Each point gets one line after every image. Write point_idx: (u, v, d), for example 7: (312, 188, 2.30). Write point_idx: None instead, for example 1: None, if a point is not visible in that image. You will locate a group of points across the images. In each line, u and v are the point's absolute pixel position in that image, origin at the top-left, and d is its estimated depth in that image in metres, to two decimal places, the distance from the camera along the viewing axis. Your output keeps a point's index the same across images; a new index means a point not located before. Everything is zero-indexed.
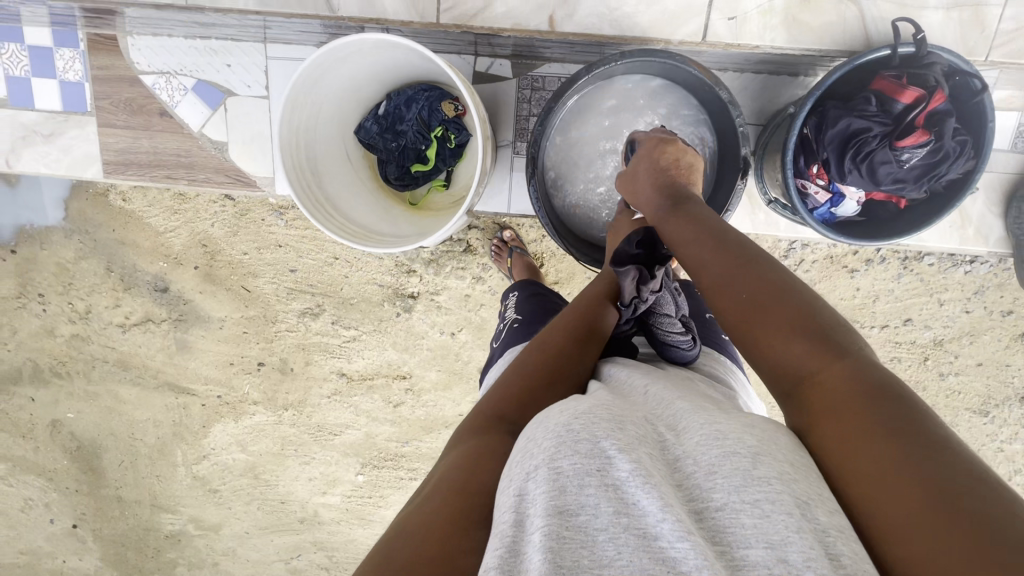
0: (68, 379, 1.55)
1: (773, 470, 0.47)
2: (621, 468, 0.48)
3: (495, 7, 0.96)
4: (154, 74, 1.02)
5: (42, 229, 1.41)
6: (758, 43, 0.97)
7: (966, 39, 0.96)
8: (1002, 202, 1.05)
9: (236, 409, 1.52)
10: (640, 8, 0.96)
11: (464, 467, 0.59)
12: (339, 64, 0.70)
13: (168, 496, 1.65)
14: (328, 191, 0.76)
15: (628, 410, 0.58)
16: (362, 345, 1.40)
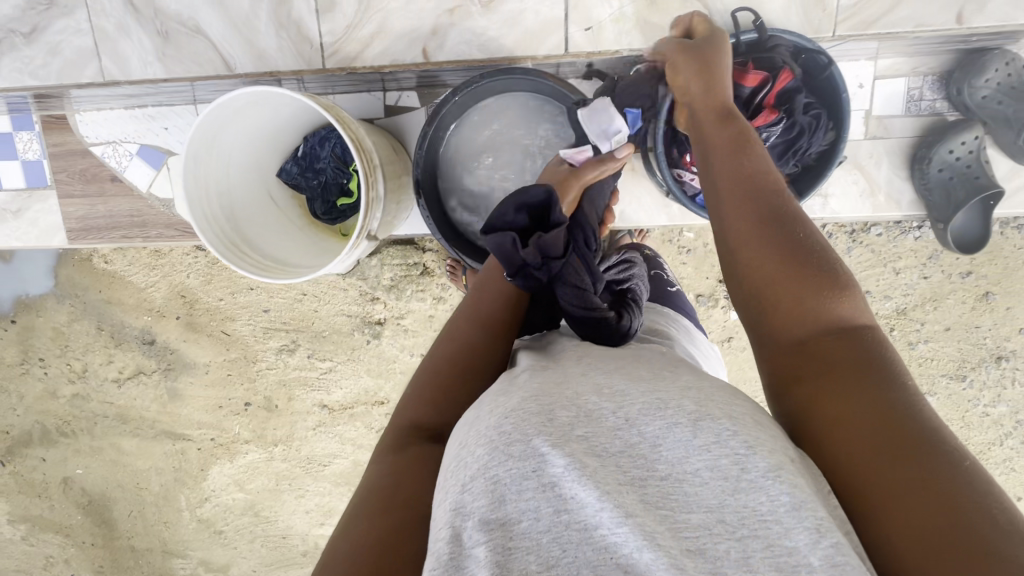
0: (73, 436, 1.63)
1: (715, 433, 0.47)
2: (553, 466, 0.45)
3: (373, 47, 1.05)
4: (102, 145, 1.11)
5: (36, 297, 1.51)
6: (617, 48, 1.03)
7: (811, 20, 1.00)
8: (905, 166, 1.04)
9: (230, 449, 1.58)
10: (503, 31, 1.03)
11: (386, 487, 0.60)
12: (237, 118, 0.75)
13: (176, 541, 1.70)
14: (249, 235, 0.81)
15: (560, 386, 0.54)
16: (339, 375, 1.46)
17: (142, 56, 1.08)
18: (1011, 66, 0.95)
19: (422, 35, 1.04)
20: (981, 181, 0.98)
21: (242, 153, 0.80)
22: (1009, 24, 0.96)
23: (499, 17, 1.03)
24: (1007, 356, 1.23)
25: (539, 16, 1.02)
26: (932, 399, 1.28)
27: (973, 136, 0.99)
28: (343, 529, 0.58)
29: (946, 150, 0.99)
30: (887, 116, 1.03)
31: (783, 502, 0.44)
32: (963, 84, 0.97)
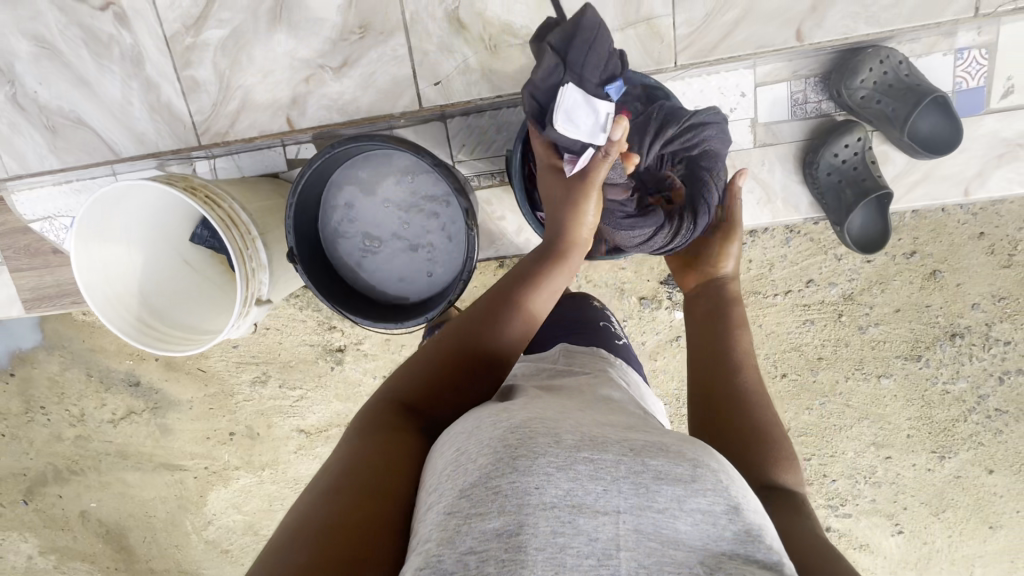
0: (83, 473, 1.75)
1: (711, 480, 0.51)
2: (557, 489, 0.48)
3: (242, 120, 1.12)
4: (40, 220, 1.19)
5: (29, 350, 1.62)
6: (469, 99, 1.08)
7: (651, 51, 1.04)
8: (799, 169, 1.08)
9: (223, 475, 1.67)
10: (360, 94, 1.09)
11: (357, 466, 0.57)
12: (121, 203, 0.85)
13: (190, 561, 1.82)
14: (156, 303, 0.93)
15: (560, 419, 0.57)
16: (311, 401, 1.52)
17: (37, 151, 1.16)
18: (887, 64, 0.99)
19: (283, 105, 1.10)
20: (867, 183, 1.02)
21: (141, 231, 0.90)
22: (852, 36, 1.00)
23: (352, 80, 1.09)
24: (962, 332, 1.21)
25: (389, 74, 1.08)
26: (890, 380, 1.26)
27: (857, 136, 1.03)
28: (301, 507, 0.54)
29: (832, 153, 1.03)
30: (775, 122, 1.07)
31: (765, 561, 0.48)
32: (841, 86, 1.01)
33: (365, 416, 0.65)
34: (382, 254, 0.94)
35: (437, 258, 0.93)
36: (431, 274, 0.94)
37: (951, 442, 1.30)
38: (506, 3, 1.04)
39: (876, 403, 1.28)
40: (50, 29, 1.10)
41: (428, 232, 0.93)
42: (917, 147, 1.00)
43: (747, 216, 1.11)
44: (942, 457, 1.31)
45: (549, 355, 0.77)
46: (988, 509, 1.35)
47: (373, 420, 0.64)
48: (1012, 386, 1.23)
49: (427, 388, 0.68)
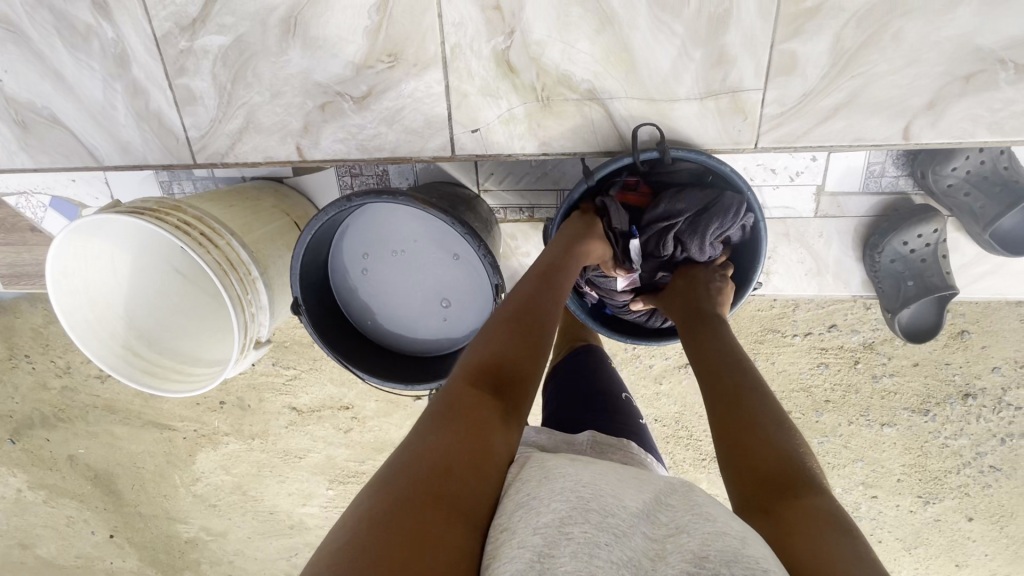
0: (70, 422, 1.74)
1: (761, 549, 0.45)
2: (625, 550, 0.45)
3: (246, 141, 1.01)
4: (14, 195, 1.14)
5: (12, 299, 1.58)
6: (510, 151, 0.98)
7: (729, 128, 0.94)
8: (858, 248, 1.08)
9: (212, 439, 1.67)
10: (384, 128, 0.98)
11: (443, 455, 0.53)
12: (103, 223, 0.83)
13: (178, 510, 1.87)
14: (142, 328, 0.90)
15: (620, 479, 0.56)
16: (304, 382, 1.50)
17: (6, 145, 1.05)
18: (987, 153, 0.95)
19: (294, 132, 0.99)
20: (934, 279, 1.01)
21: (125, 251, 0.88)
22: (967, 140, 0.90)
23: (377, 111, 0.97)
24: (975, 393, 1.18)
25: (420, 113, 0.97)
26: (891, 430, 1.25)
27: (935, 228, 0.99)
28: (386, 491, 0.49)
29: (900, 243, 1.01)
30: (842, 193, 1.04)
31: None
32: (931, 169, 0.97)
33: (445, 399, 0.59)
34: (420, 313, 0.90)
35: (452, 239, 0.84)
36: (474, 266, 0.84)
37: (938, 490, 1.29)
38: (564, 49, 0.91)
39: (872, 448, 1.28)
40: (14, 8, 0.95)
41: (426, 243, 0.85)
42: (999, 246, 0.99)
43: (792, 285, 1.13)
44: (926, 502, 1.31)
45: (578, 442, 0.72)
46: (960, 551, 1.34)
47: (453, 407, 0.58)
48: (1013, 447, 1.22)
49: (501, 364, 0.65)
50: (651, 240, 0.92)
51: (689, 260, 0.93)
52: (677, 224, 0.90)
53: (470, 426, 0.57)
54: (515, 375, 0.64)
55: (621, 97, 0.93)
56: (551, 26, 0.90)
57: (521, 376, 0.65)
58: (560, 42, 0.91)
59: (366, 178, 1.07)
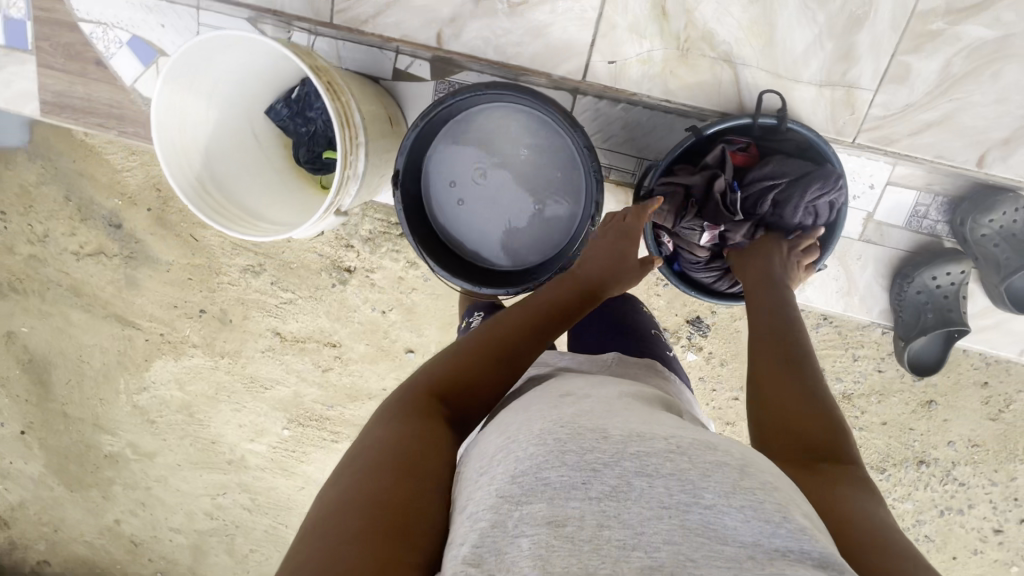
0: (24, 296, 1.61)
1: (756, 481, 0.55)
2: (602, 484, 0.55)
3: (388, 18, 1.15)
4: (93, 25, 1.22)
5: (7, 149, 1.45)
6: (636, 90, 1.14)
7: (837, 118, 1.12)
8: (888, 277, 1.18)
9: (177, 348, 1.58)
10: (524, 40, 1.14)
11: (398, 448, 0.65)
12: (228, 52, 0.87)
13: (109, 419, 1.74)
14: (216, 171, 0.94)
15: (609, 414, 0.64)
16: (298, 309, 1.45)
17: None
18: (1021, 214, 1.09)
19: (440, 19, 1.14)
20: (950, 315, 1.14)
21: (228, 90, 0.93)
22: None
23: (523, 25, 1.13)
24: (928, 462, 1.29)
25: (566, 34, 1.13)
26: None
27: (960, 269, 1.13)
28: (349, 480, 0.62)
29: (930, 277, 1.13)
30: (887, 224, 1.16)
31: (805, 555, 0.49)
32: (970, 218, 1.11)
33: (400, 403, 0.73)
34: (513, 220, 1.09)
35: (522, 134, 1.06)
36: (551, 161, 1.07)
37: None
38: (717, 10, 1.09)
39: None
40: None
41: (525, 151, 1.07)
42: (1008, 302, 1.12)
43: (822, 299, 1.20)
44: None
45: (603, 359, 0.87)
46: None
47: (408, 410, 0.71)
48: (948, 521, 1.32)
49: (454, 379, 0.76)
50: (748, 197, 1.00)
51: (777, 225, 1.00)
52: (778, 185, 0.98)
53: (418, 423, 0.69)
54: (473, 383, 0.76)
55: (753, 66, 1.10)
56: None
57: (475, 384, 0.76)
58: (717, 4, 1.08)
59: None
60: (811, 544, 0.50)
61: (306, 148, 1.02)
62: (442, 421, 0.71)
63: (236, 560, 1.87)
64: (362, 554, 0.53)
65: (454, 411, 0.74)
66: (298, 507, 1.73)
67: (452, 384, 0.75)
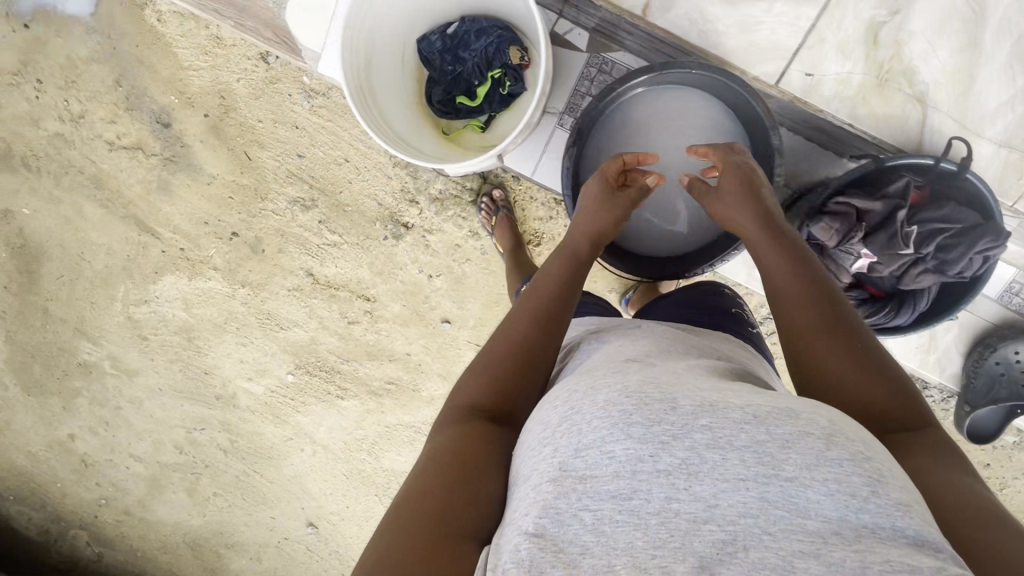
0: (36, 174, 1.48)
1: (844, 452, 0.47)
2: (671, 457, 0.49)
3: None
4: None
5: (66, 16, 1.35)
6: (823, 107, 1.14)
7: (1004, 180, 1.14)
8: (968, 343, 1.23)
9: (194, 267, 1.48)
10: (730, 31, 1.13)
11: (445, 446, 0.65)
12: None
13: (95, 326, 1.61)
14: (370, 78, 0.95)
15: (676, 382, 0.57)
16: (340, 254, 1.39)
17: None
18: None
19: None
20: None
21: (405, 7, 0.95)
22: None
23: (735, 16, 1.12)
24: None
25: (770, 38, 1.12)
26: None
27: None
28: (407, 480, 0.62)
29: (1013, 351, 1.17)
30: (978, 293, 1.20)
31: (907, 538, 0.43)
32: None
33: (448, 405, 0.73)
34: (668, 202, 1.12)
35: (692, 115, 1.09)
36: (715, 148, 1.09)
37: None
38: (926, 49, 1.10)
39: None
40: None
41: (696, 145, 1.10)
42: None
43: (900, 351, 1.24)
44: None
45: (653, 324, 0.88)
46: None
47: (453, 410, 0.71)
48: None
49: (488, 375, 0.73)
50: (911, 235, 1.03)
51: (928, 267, 1.04)
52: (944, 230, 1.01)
53: (461, 421, 0.68)
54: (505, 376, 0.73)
55: (942, 111, 1.12)
56: (928, 27, 1.09)
57: (506, 376, 0.73)
58: (927, 43, 1.10)
59: (611, 76, 1.17)
60: (906, 521, 0.44)
61: (441, 88, 1.01)
62: (486, 414, 0.70)
63: (195, 501, 1.77)
64: (417, 551, 0.53)
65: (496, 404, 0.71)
66: (279, 458, 1.65)
67: (483, 377, 0.73)
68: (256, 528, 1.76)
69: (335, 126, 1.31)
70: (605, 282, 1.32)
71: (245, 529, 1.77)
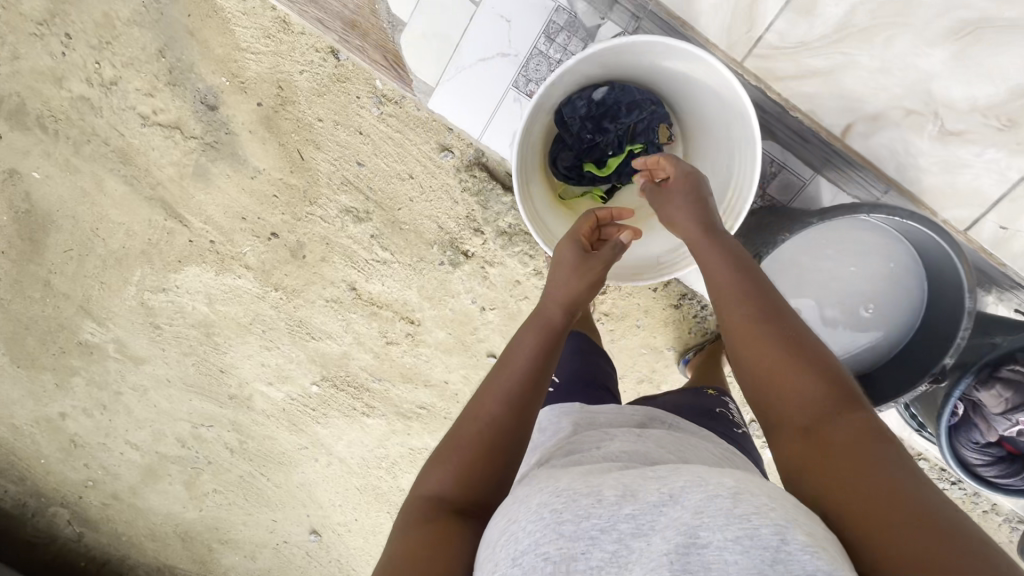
0: (51, 137, 1.32)
1: (752, 504, 0.47)
2: (601, 551, 0.48)
3: (806, 86, 1.07)
4: None
5: None
6: (1006, 260, 1.11)
7: None
8: None
9: (223, 262, 1.36)
10: (931, 168, 1.08)
11: (396, 557, 0.58)
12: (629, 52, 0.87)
13: (103, 307, 1.48)
14: (527, 141, 0.91)
15: (609, 477, 0.56)
16: (389, 272, 1.30)
17: None
18: None
19: (862, 114, 1.07)
20: None
21: (582, 74, 0.90)
22: None
23: (941, 154, 1.07)
24: None
25: (967, 178, 1.08)
26: None
27: None
28: None
29: None
30: None
31: None
32: None
33: (405, 508, 0.65)
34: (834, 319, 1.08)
35: (883, 239, 1.05)
36: (896, 271, 1.05)
37: None
38: None
39: None
40: None
41: (879, 269, 1.06)
42: None
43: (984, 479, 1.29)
44: None
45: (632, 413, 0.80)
46: None
47: (409, 513, 0.64)
48: None
49: (448, 467, 0.65)
50: None
51: None
52: None
53: (418, 523, 0.61)
54: (470, 466, 0.65)
55: None
56: None
57: (464, 464, 0.65)
58: None
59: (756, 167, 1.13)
60: (816, 564, 0.42)
61: (571, 154, 0.99)
62: (443, 510, 0.62)
63: (192, 495, 1.69)
64: None
65: (451, 499, 0.63)
66: (291, 464, 1.58)
67: (442, 466, 0.66)
68: (255, 528, 1.71)
69: (403, 138, 1.21)
70: (665, 337, 1.27)
71: (243, 527, 1.71)
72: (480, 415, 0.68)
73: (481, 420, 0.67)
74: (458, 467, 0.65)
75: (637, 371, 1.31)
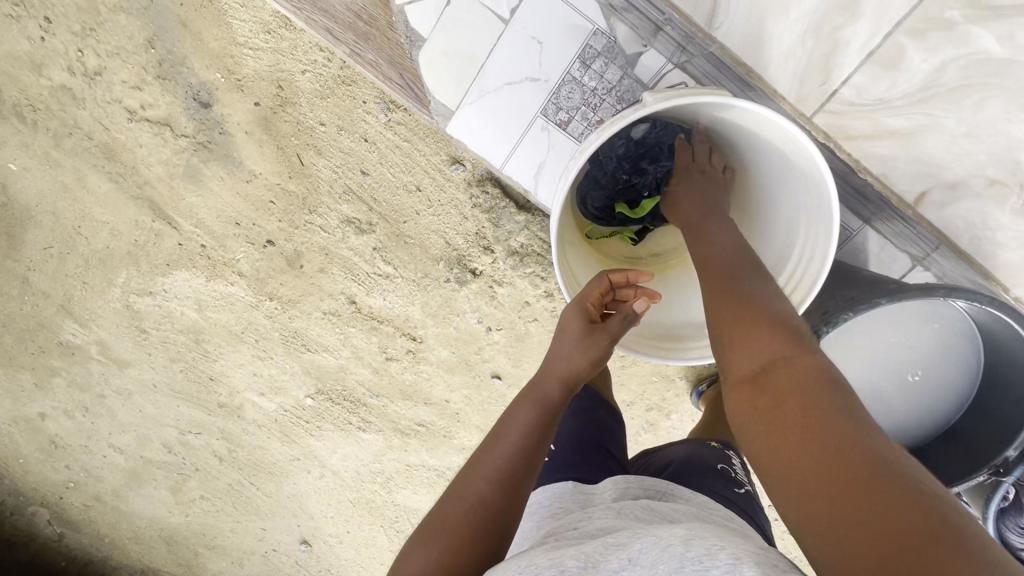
0: (28, 128, 1.22)
1: (701, 550, 0.50)
2: None
3: (879, 146, 0.99)
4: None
5: None
6: None
7: None
8: None
9: (215, 268, 1.28)
10: (1009, 243, 1.00)
11: None
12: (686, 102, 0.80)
13: (85, 308, 1.40)
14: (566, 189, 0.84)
15: (577, 550, 0.57)
16: (391, 288, 1.23)
17: None
18: None
19: (941, 181, 0.99)
20: None
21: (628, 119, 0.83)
22: None
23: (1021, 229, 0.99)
24: None
25: None
26: None
27: None
28: None
29: None
30: None
31: None
32: None
33: None
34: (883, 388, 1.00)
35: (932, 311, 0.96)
36: (947, 338, 0.98)
37: None
38: None
39: None
40: None
41: (926, 340, 0.98)
42: None
43: None
44: None
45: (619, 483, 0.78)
46: None
47: None
48: None
49: (430, 551, 0.63)
50: None
51: None
52: None
53: None
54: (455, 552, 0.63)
55: None
56: None
57: (449, 548, 0.63)
58: None
59: None
60: None
61: (603, 194, 0.96)
62: None
63: (178, 500, 1.63)
64: None
65: None
66: (282, 475, 1.53)
67: (424, 545, 0.64)
68: (243, 535, 1.66)
69: (411, 147, 1.13)
70: (677, 367, 1.23)
71: (231, 534, 1.66)
72: (467, 491, 0.67)
73: (466, 496, 0.66)
74: (442, 553, 0.63)
75: (646, 399, 1.27)
